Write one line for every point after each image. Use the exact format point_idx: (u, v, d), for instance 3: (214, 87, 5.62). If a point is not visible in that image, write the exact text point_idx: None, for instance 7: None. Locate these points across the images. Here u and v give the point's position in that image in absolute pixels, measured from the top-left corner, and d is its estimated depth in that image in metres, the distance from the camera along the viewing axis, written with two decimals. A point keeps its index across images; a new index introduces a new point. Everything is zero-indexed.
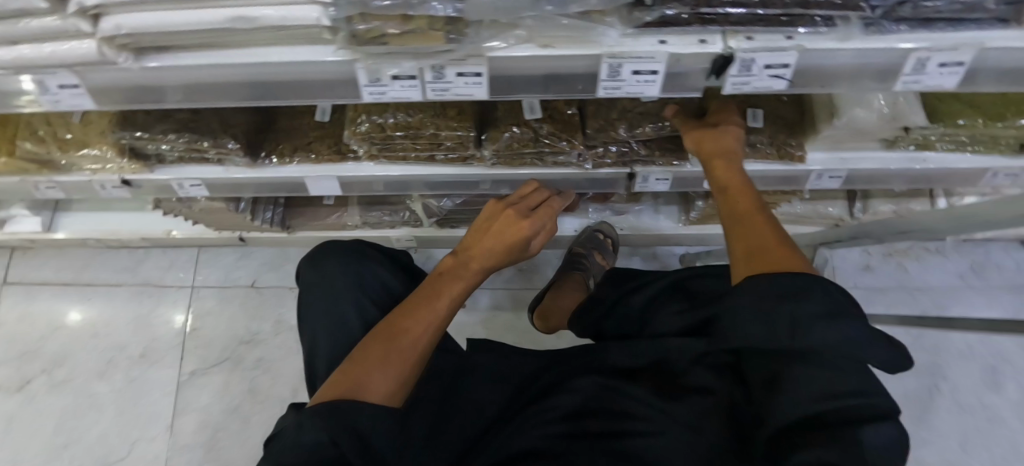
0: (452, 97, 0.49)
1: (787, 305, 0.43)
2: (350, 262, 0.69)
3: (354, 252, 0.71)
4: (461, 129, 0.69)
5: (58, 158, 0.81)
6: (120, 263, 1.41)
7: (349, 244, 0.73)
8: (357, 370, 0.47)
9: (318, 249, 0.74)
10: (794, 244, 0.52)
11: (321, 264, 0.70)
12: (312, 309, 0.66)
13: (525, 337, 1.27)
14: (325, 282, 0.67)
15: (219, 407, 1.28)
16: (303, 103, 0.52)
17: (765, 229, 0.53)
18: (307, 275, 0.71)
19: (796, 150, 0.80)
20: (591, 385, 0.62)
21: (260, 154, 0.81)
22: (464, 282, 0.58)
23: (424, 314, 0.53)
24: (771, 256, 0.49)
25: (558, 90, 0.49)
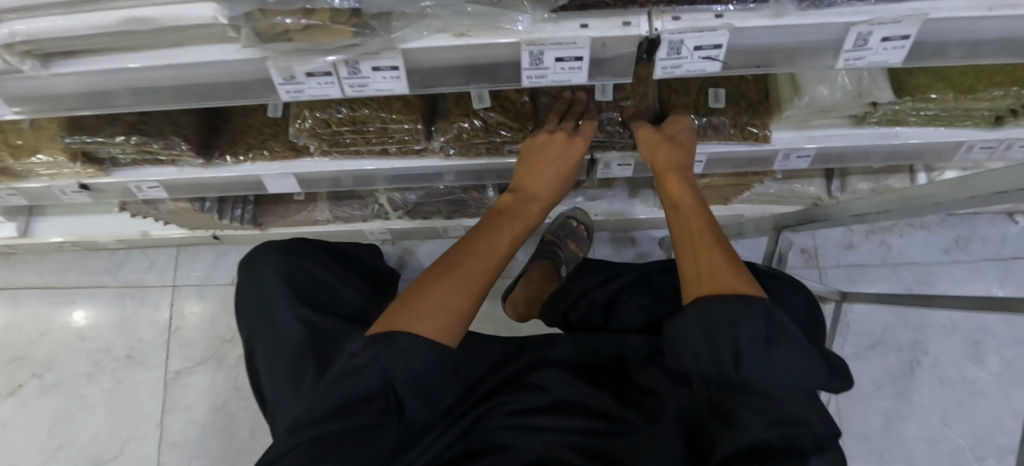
0: (374, 93, 0.47)
1: (730, 329, 0.45)
2: (282, 262, 0.77)
3: (289, 253, 0.79)
4: (408, 122, 0.67)
5: (13, 164, 0.80)
6: (101, 265, 1.41)
7: (283, 242, 0.82)
8: (418, 296, 0.49)
9: (254, 249, 0.82)
10: (737, 257, 0.53)
11: (255, 264, 0.78)
12: (251, 305, 0.75)
13: (503, 327, 1.27)
14: (261, 286, 0.75)
15: (206, 404, 1.30)
16: (227, 104, 0.51)
17: (707, 246, 0.54)
18: (243, 278, 0.78)
19: (759, 130, 0.78)
20: (556, 380, 0.61)
21: (214, 154, 0.80)
22: (522, 223, 0.60)
23: (488, 248, 0.55)
24: (721, 280, 0.50)
25: (485, 80, 0.47)
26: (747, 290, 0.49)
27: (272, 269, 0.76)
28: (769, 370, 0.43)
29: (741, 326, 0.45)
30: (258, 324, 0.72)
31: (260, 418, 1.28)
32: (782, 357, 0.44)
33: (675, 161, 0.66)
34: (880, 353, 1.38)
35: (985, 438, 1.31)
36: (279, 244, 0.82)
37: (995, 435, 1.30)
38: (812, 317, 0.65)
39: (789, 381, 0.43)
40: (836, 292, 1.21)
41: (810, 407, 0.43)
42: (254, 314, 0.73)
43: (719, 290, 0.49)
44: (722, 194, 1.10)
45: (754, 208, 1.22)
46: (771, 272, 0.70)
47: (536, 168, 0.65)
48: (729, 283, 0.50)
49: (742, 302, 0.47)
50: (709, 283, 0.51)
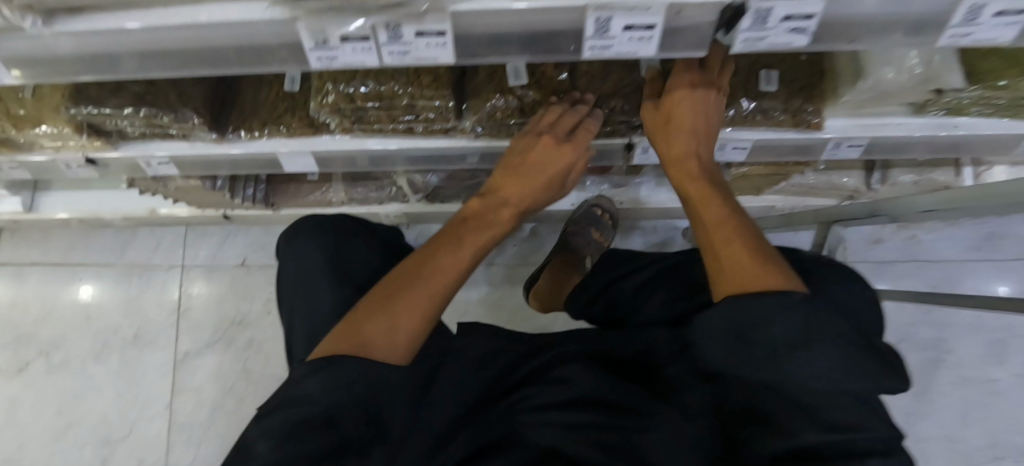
0: (414, 61, 0.42)
1: (749, 334, 0.38)
2: (325, 241, 0.73)
3: (328, 229, 0.75)
4: (439, 99, 0.62)
5: (16, 136, 0.76)
6: (107, 243, 1.37)
7: (318, 221, 0.77)
8: (370, 317, 0.45)
9: (294, 226, 0.78)
10: (767, 248, 0.45)
11: (295, 243, 0.75)
12: (290, 284, 0.71)
13: (518, 317, 1.28)
14: (295, 264, 0.72)
15: (213, 387, 1.28)
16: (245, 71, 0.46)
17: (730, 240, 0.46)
18: (282, 253, 0.76)
19: (813, 116, 0.73)
20: (578, 372, 0.56)
21: (227, 129, 0.76)
22: (487, 230, 0.56)
23: (444, 263, 0.50)
24: (748, 271, 0.42)
25: (541, 50, 0.42)
26: (779, 284, 0.40)
27: (309, 247, 0.73)
28: (806, 372, 0.35)
29: (768, 334, 0.37)
30: (292, 302, 0.69)
31: None
32: (821, 356, 0.35)
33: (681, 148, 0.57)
34: (903, 351, 1.34)
35: (1004, 441, 1.28)
36: (318, 220, 0.77)
37: (1016, 438, 1.27)
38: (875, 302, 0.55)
39: (833, 385, 0.35)
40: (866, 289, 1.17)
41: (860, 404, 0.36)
42: (288, 292, 0.70)
43: (746, 284, 0.41)
44: (756, 184, 1.04)
45: (785, 199, 1.17)
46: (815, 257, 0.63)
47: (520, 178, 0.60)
48: (759, 277, 0.41)
49: (766, 305, 0.38)
50: (737, 279, 0.43)
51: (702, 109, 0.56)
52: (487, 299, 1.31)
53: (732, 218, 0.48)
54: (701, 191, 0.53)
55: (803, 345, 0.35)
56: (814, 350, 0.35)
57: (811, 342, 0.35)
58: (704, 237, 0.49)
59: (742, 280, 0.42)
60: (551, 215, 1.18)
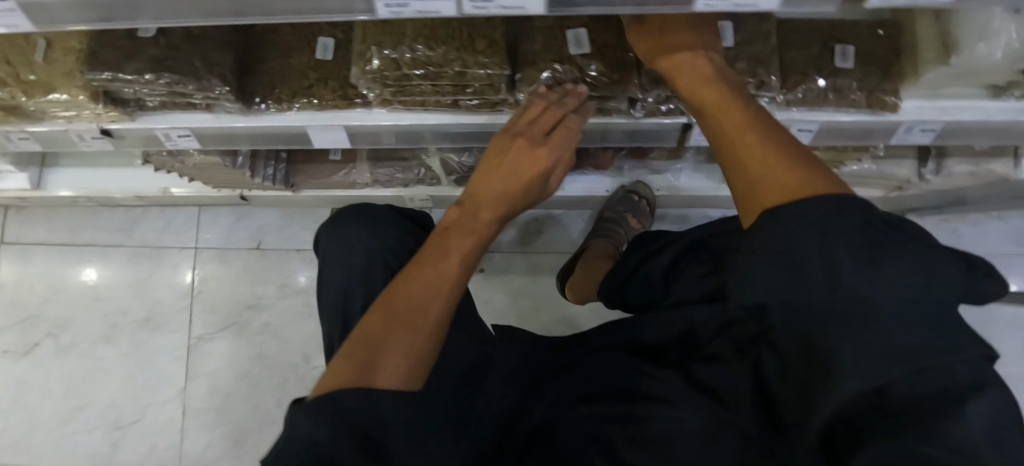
0: (497, 12, 0.35)
1: (791, 260, 0.28)
2: (372, 231, 0.67)
3: (373, 219, 0.69)
4: (492, 67, 0.58)
5: (25, 103, 0.70)
6: (116, 223, 1.32)
7: (363, 209, 0.71)
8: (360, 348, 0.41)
9: (334, 214, 0.72)
10: (802, 150, 0.35)
11: (339, 233, 0.68)
12: (334, 281, 0.65)
13: (546, 304, 1.25)
14: (339, 243, 0.67)
15: (228, 372, 1.23)
16: (278, 21, 0.39)
17: (758, 145, 0.35)
18: (324, 230, 0.71)
19: (889, 97, 0.67)
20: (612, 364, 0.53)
21: (254, 99, 0.70)
22: (473, 237, 0.48)
23: (432, 280, 0.44)
24: (783, 177, 0.32)
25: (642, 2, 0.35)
26: (830, 190, 0.31)
27: (355, 228, 0.68)
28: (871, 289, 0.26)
29: (814, 257, 0.27)
30: (333, 282, 0.65)
31: (286, 388, 1.22)
32: (891, 264, 0.26)
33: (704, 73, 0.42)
34: None
35: None
36: (365, 210, 0.71)
37: None
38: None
39: (905, 296, 0.25)
40: None
41: (952, 328, 0.25)
42: (329, 273, 0.66)
43: (786, 193, 0.31)
44: None
45: None
46: None
47: (491, 172, 0.51)
48: (801, 183, 0.31)
49: (812, 214, 0.29)
50: (772, 188, 0.32)
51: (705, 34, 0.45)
52: (511, 287, 1.27)
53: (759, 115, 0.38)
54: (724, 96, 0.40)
55: (865, 258, 0.26)
56: (882, 259, 0.26)
57: (873, 256, 0.26)
58: (716, 142, 0.39)
59: (774, 187, 0.32)
60: (582, 201, 1.13)
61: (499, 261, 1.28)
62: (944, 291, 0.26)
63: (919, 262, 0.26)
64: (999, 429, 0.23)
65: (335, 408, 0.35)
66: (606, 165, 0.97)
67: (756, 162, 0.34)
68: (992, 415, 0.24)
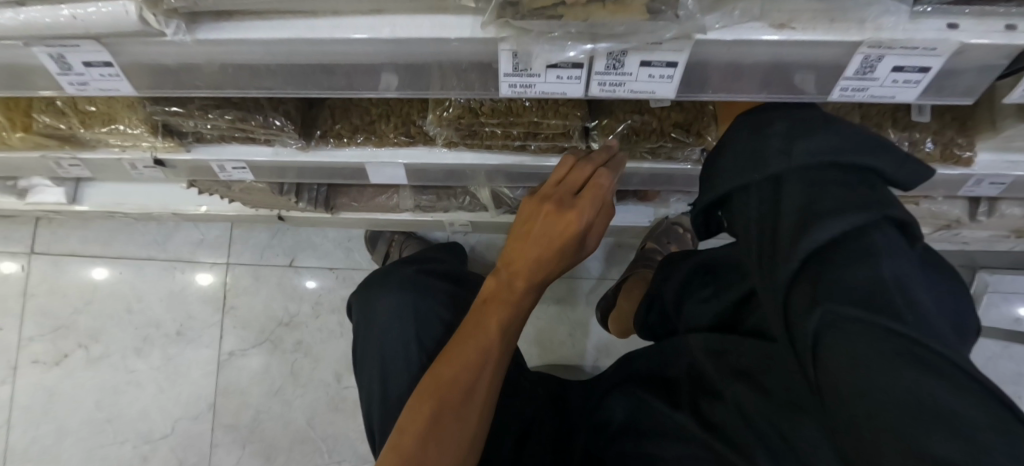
0: (624, 95, 0.35)
1: (741, 191, 0.39)
2: (409, 298, 0.67)
3: (411, 285, 0.69)
4: (571, 118, 0.56)
5: (83, 134, 0.69)
6: (147, 236, 1.31)
7: (403, 274, 0.71)
8: (411, 439, 0.46)
9: (372, 279, 0.73)
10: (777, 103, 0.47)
11: (377, 301, 0.68)
12: (371, 354, 0.65)
13: (580, 330, 1.24)
14: (377, 325, 0.66)
15: (259, 388, 1.23)
16: (385, 89, 0.39)
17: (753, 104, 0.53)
18: (360, 304, 0.71)
19: (965, 150, 0.66)
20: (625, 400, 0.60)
21: (315, 134, 0.69)
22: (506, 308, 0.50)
23: (467, 364, 0.48)
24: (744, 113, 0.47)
25: (723, 85, 0.36)
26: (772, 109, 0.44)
27: (396, 303, 0.67)
28: (796, 156, 0.37)
29: (748, 176, 0.39)
30: (372, 371, 0.64)
31: (319, 407, 1.22)
32: (807, 142, 0.37)
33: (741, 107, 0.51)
34: None
35: None
36: (406, 275, 0.71)
37: None
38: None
39: (823, 161, 0.36)
40: None
41: (857, 198, 0.33)
42: (369, 355, 0.65)
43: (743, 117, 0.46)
44: None
45: None
46: None
47: (525, 240, 0.50)
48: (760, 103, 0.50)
49: (766, 142, 0.39)
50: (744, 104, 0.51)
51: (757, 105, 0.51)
52: (544, 313, 1.25)
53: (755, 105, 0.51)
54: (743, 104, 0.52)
55: (785, 158, 0.37)
56: (801, 140, 0.38)
57: (782, 162, 0.37)
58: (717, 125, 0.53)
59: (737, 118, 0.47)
60: (622, 230, 1.12)
61: None
62: (859, 164, 0.37)
63: (823, 161, 0.36)
64: (902, 253, 0.32)
65: None
66: (652, 197, 0.96)
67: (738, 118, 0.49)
68: (896, 244, 0.32)
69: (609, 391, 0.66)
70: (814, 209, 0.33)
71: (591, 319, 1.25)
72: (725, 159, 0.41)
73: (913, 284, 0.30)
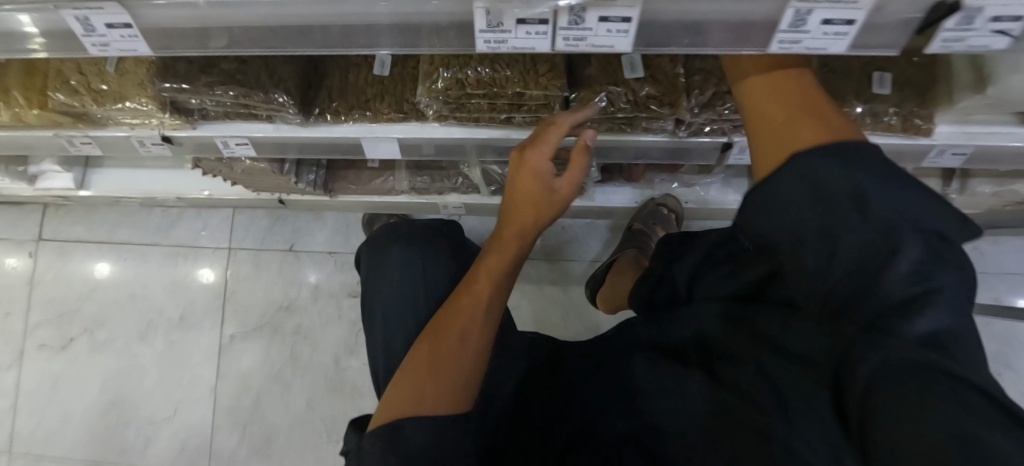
0: (586, 49, 0.39)
1: (785, 234, 0.35)
2: (415, 251, 0.71)
3: (417, 240, 0.73)
4: (551, 88, 0.60)
5: (94, 111, 0.73)
6: (152, 223, 1.35)
7: (410, 230, 0.75)
8: (410, 385, 0.50)
9: (379, 234, 0.77)
10: (827, 118, 0.37)
11: (383, 255, 0.72)
12: (377, 302, 0.68)
13: (572, 313, 1.28)
14: (385, 279, 0.69)
15: (260, 371, 1.26)
16: (374, 50, 0.43)
17: (778, 91, 0.40)
18: (369, 262, 0.74)
19: (924, 122, 0.70)
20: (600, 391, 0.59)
21: (314, 111, 0.74)
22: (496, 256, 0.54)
23: (455, 331, 0.51)
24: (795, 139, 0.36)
25: (678, 41, 0.40)
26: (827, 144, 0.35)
27: (404, 262, 0.70)
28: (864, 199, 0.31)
29: (811, 223, 0.33)
30: (377, 326, 0.67)
31: (318, 389, 1.25)
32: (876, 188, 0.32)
33: (791, 95, 0.39)
34: None
35: None
36: (409, 230, 0.75)
37: None
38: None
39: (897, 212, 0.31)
40: None
41: (916, 263, 0.29)
42: (375, 313, 0.68)
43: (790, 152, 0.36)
44: None
45: None
46: None
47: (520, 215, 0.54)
48: (816, 134, 0.36)
49: (829, 177, 0.33)
50: (791, 140, 0.37)
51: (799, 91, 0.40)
52: (537, 295, 1.29)
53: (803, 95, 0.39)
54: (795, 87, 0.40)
55: (857, 218, 0.31)
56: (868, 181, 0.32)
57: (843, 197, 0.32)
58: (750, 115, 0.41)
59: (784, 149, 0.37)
60: (611, 212, 1.16)
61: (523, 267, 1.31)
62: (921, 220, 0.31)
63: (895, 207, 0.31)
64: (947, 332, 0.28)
65: (392, 433, 0.47)
66: (637, 177, 1.00)
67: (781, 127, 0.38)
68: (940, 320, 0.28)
69: (607, 358, 0.65)
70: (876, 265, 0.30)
71: (583, 302, 1.28)
72: (781, 197, 0.35)
73: (970, 336, 0.29)
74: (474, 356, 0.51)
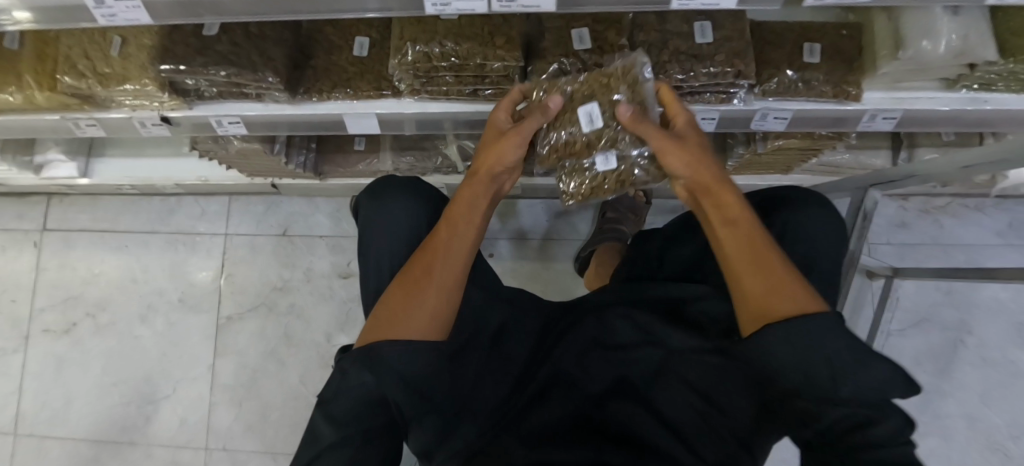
0: (519, 9, 0.46)
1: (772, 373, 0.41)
2: (420, 204, 0.68)
3: (420, 193, 0.70)
4: (509, 59, 0.68)
5: (99, 94, 0.80)
6: (152, 211, 1.42)
7: (411, 183, 0.72)
8: (390, 317, 0.51)
9: (375, 183, 0.72)
10: (785, 266, 0.45)
11: (384, 202, 0.68)
12: (379, 250, 0.64)
13: (554, 288, 1.35)
14: (389, 226, 0.65)
15: (256, 350, 1.33)
16: (343, 13, 0.50)
17: (745, 248, 0.47)
18: (365, 211, 0.69)
19: (852, 88, 0.76)
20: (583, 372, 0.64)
21: (299, 90, 0.81)
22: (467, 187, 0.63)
23: (423, 273, 0.54)
24: (772, 301, 0.43)
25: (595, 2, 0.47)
26: (797, 309, 0.42)
27: (401, 211, 0.67)
28: (855, 372, 0.38)
29: (805, 380, 0.39)
30: (376, 275, 0.63)
31: (310, 366, 1.31)
32: (865, 366, 0.39)
33: (744, 244, 0.47)
34: (926, 331, 1.29)
35: None
36: (407, 182, 0.71)
37: None
38: (833, 232, 0.66)
39: (868, 386, 0.38)
40: (888, 268, 1.23)
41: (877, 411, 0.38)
42: (367, 262, 0.64)
43: (769, 314, 0.43)
44: (787, 160, 1.05)
45: (813, 178, 1.19)
46: (815, 198, 0.69)
47: (472, 185, 0.62)
48: (797, 302, 0.42)
49: (818, 343, 0.39)
50: (772, 306, 0.43)
51: (753, 235, 0.47)
52: (521, 273, 1.36)
53: (759, 237, 0.47)
54: (754, 232, 0.47)
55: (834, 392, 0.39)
56: (863, 360, 0.39)
57: (837, 359, 0.39)
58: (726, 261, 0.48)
59: (765, 309, 0.43)
60: None
61: (507, 247, 1.38)
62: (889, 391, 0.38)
63: (857, 370, 0.38)
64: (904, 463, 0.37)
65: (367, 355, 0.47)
66: None
67: (759, 279, 0.44)
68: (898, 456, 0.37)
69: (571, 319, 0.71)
70: (839, 393, 0.38)
71: (564, 278, 1.35)
72: (773, 351, 0.40)
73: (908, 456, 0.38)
74: (449, 293, 0.54)
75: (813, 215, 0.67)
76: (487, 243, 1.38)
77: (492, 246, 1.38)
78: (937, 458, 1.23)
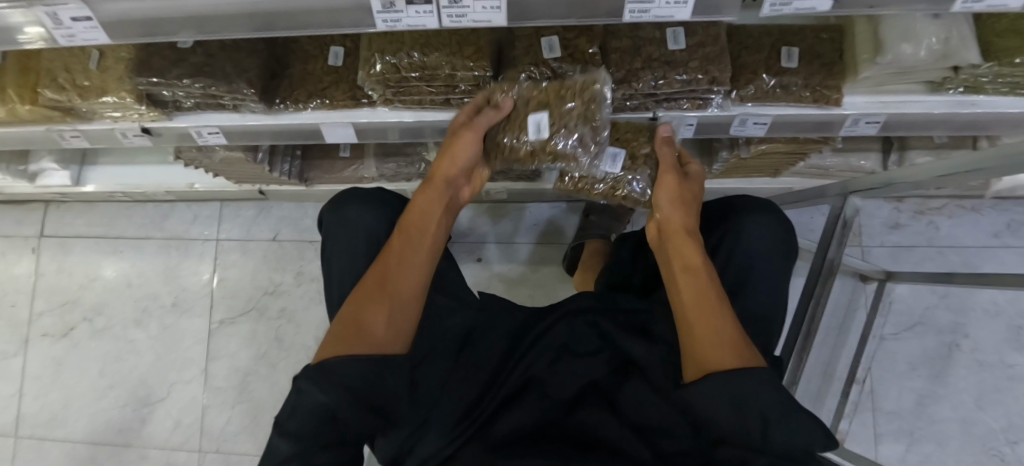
0: (470, 24, 0.46)
1: (707, 415, 0.42)
2: (385, 212, 0.69)
3: (386, 203, 0.70)
4: (478, 69, 0.68)
5: (80, 106, 0.81)
6: (146, 217, 1.44)
7: (377, 193, 0.72)
8: (351, 332, 0.49)
9: (340, 194, 0.72)
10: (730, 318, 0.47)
11: (349, 213, 0.68)
12: (343, 262, 0.64)
13: (540, 292, 1.34)
14: (353, 238, 0.65)
15: (247, 354, 1.34)
16: (303, 31, 0.51)
17: (694, 291, 0.49)
18: (330, 224, 0.69)
19: (833, 92, 0.74)
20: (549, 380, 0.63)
21: (275, 101, 0.81)
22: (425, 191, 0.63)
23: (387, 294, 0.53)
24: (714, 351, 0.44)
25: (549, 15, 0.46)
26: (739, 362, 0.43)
27: (366, 223, 0.67)
28: (789, 426, 0.39)
29: (737, 425, 0.40)
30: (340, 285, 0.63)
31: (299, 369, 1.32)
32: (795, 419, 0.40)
33: (700, 293, 0.49)
34: (920, 335, 1.27)
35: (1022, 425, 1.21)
36: (372, 193, 0.71)
37: None
38: (778, 237, 0.66)
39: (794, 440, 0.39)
40: (881, 271, 1.21)
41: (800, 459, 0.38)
42: (331, 275, 0.64)
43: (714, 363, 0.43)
44: (774, 164, 1.04)
45: (803, 180, 1.18)
46: (759, 204, 0.70)
47: (428, 190, 0.62)
48: (739, 355, 0.43)
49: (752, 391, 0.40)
50: (707, 352, 0.44)
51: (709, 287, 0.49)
52: (508, 276, 1.36)
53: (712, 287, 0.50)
54: (707, 283, 0.50)
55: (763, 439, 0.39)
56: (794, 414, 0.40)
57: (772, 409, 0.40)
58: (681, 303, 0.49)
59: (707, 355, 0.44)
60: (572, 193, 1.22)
61: (495, 250, 1.37)
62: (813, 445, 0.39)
63: (788, 421, 0.39)
64: None
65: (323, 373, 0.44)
66: None
67: (704, 328, 0.46)
68: None
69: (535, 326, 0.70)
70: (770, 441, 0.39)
71: (551, 281, 1.35)
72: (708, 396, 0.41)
73: None
74: (410, 317, 0.53)
75: (761, 226, 0.66)
76: (475, 247, 1.38)
77: (479, 250, 1.38)
78: (932, 463, 1.21)
